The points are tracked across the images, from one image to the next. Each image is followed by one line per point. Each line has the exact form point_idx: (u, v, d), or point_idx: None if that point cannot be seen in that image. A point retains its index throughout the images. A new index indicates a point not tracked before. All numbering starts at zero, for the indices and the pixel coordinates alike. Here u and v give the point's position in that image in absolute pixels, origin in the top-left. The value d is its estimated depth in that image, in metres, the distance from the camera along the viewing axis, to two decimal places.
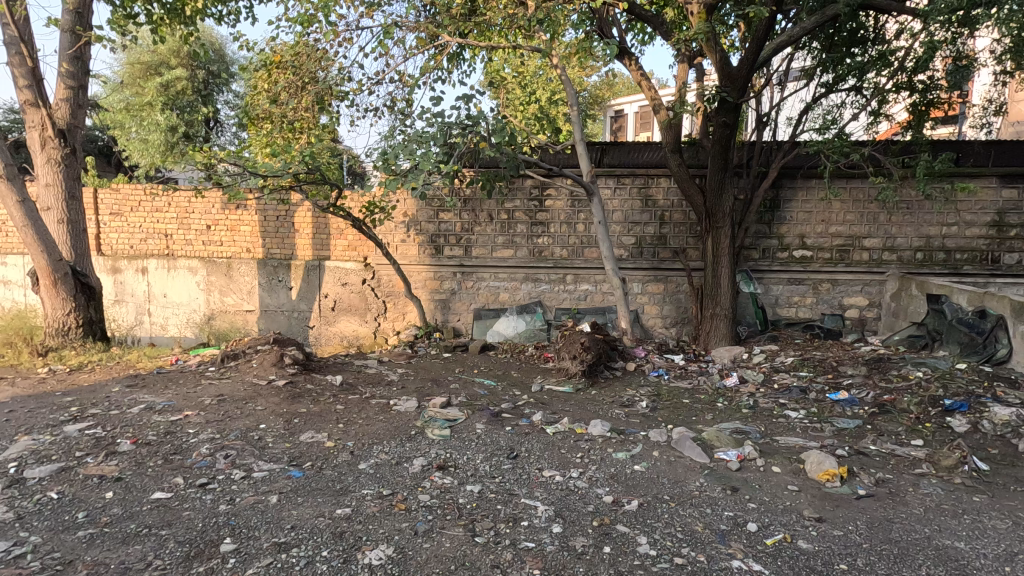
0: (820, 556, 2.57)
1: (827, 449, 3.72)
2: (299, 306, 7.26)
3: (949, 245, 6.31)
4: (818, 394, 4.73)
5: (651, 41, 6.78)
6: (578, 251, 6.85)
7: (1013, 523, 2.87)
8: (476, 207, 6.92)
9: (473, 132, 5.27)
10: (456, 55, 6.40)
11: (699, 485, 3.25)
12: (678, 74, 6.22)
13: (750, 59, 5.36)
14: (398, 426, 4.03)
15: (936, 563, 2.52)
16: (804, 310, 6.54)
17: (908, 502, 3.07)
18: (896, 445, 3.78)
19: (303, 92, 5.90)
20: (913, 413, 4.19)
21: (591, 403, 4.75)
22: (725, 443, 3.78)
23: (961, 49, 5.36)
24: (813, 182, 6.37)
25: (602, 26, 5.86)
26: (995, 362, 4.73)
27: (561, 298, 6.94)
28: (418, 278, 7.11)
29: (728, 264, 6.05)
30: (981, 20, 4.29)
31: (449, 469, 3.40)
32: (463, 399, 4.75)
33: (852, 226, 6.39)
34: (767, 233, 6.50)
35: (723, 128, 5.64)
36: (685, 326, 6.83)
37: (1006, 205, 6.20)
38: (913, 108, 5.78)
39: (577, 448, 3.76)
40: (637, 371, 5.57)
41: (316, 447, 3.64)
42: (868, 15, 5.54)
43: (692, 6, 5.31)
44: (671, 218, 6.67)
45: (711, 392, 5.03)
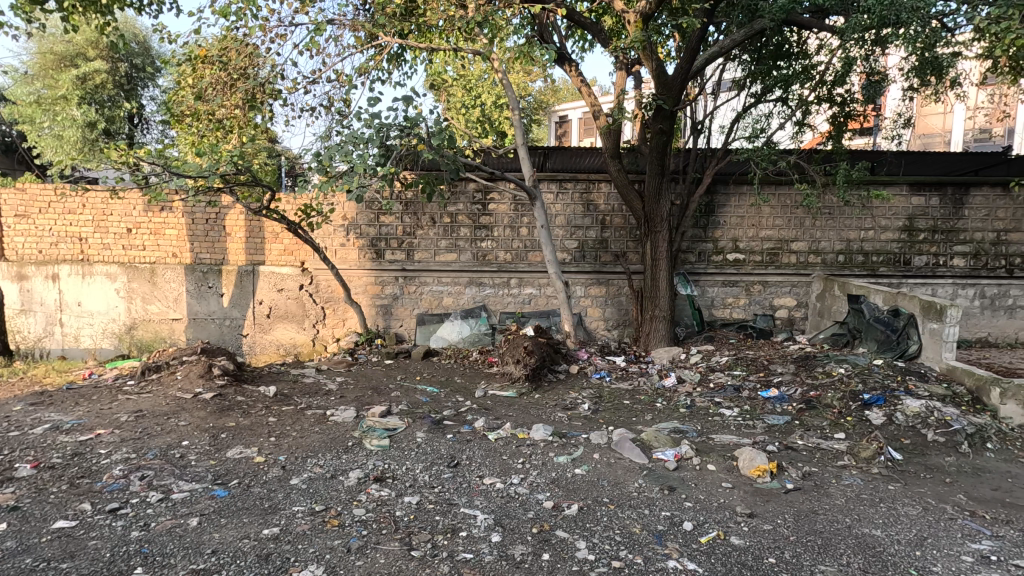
0: (750, 551, 2.64)
1: (759, 445, 3.85)
2: (231, 313, 6.90)
3: (866, 248, 6.74)
4: (751, 392, 4.92)
5: (591, 47, 6.88)
6: (521, 255, 6.85)
7: (922, 509, 3.06)
8: (418, 210, 6.81)
9: (412, 134, 5.17)
10: (396, 56, 6.32)
11: (638, 486, 3.30)
12: (617, 81, 6.33)
13: (684, 69, 5.53)
14: (335, 438, 3.88)
15: (856, 551, 2.65)
16: (737, 311, 6.82)
17: (831, 493, 3.23)
18: (821, 439, 3.97)
19: (232, 90, 5.61)
20: (836, 408, 4.41)
21: (534, 407, 4.75)
22: (663, 443, 3.86)
23: (874, 66, 5.62)
24: (744, 189, 6.65)
25: (543, 31, 5.91)
26: (907, 357, 5.05)
27: (506, 302, 6.92)
28: (358, 283, 6.91)
29: (667, 268, 6.21)
30: (890, 40, 4.56)
31: (387, 481, 3.30)
32: (404, 407, 4.64)
33: (780, 230, 6.71)
34: (702, 237, 6.73)
35: (660, 135, 5.79)
36: (626, 328, 6.97)
37: (915, 211, 6.68)
38: (834, 119, 6.14)
39: (518, 454, 3.74)
40: (580, 374, 5.62)
41: (244, 463, 3.45)
42: (792, 31, 5.82)
43: (629, 15, 5.41)
44: (612, 223, 6.79)
45: (651, 392, 5.15)
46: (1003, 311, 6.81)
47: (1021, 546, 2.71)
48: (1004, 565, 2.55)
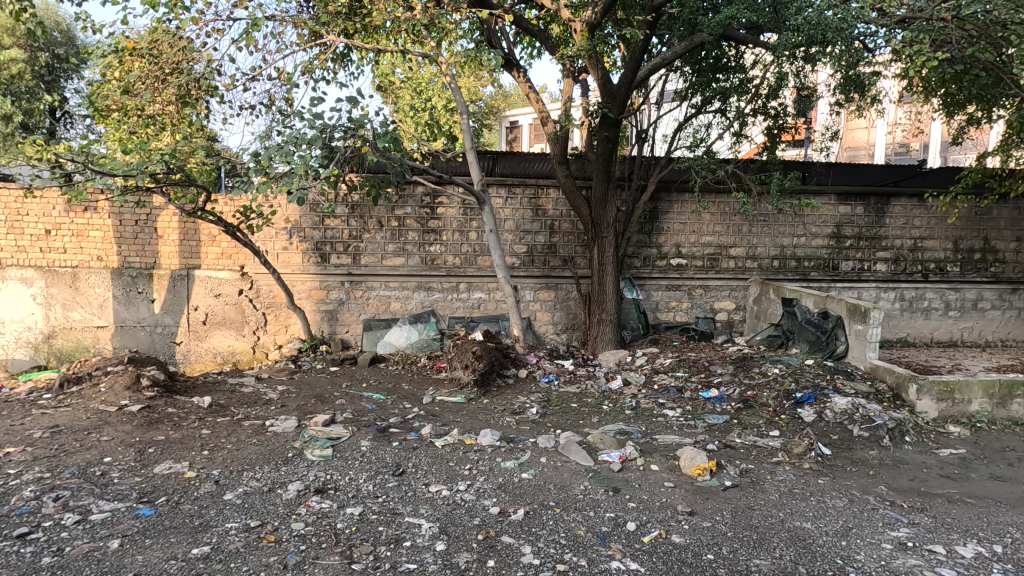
0: (690, 548, 2.72)
1: (699, 445, 3.97)
2: (163, 320, 6.53)
3: (798, 254, 7.10)
4: (692, 393, 5.08)
5: (539, 55, 6.96)
6: (470, 260, 6.83)
7: (848, 501, 3.24)
8: (365, 213, 6.66)
9: (357, 135, 5.06)
10: (341, 56, 6.20)
11: (583, 488, 3.33)
12: (565, 89, 6.42)
13: (628, 79, 5.68)
14: (273, 449, 3.73)
15: (788, 544, 2.76)
16: (680, 314, 7.03)
17: (766, 489, 3.36)
18: (757, 437, 4.14)
19: (164, 85, 5.34)
20: (771, 406, 4.61)
21: (482, 412, 4.73)
22: (608, 445, 3.92)
23: (804, 81, 5.94)
24: (686, 196, 6.88)
25: (490, 36, 5.93)
26: (836, 357, 5.34)
27: (455, 307, 6.87)
28: (302, 288, 6.69)
29: (613, 273, 6.34)
30: (818, 58, 4.83)
31: (328, 492, 3.19)
32: (349, 415, 4.51)
33: (720, 236, 6.98)
34: (647, 242, 6.91)
35: (606, 143, 5.91)
36: (574, 332, 7.05)
37: (842, 219, 7.10)
38: (768, 131, 6.44)
39: (465, 460, 3.71)
40: (528, 378, 5.64)
41: (173, 479, 3.26)
42: (730, 46, 6.08)
43: (575, 24, 5.50)
44: (560, 228, 6.88)
45: (597, 395, 5.23)
46: (920, 312, 7.32)
47: (934, 532, 2.90)
48: (919, 550, 2.72)
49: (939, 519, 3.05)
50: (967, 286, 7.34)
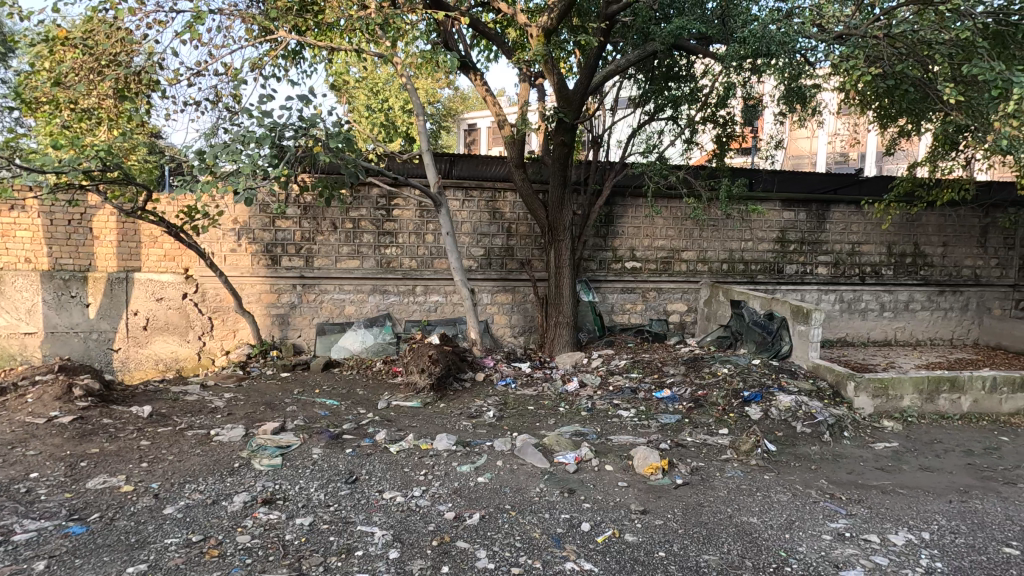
0: (642, 546, 2.76)
1: (652, 444, 4.05)
2: (99, 326, 6.18)
3: (746, 258, 7.37)
4: (646, 393, 5.18)
5: (496, 58, 6.97)
6: (427, 262, 6.76)
7: (792, 495, 3.37)
8: (318, 215, 6.50)
9: (308, 135, 4.94)
10: (293, 53, 6.05)
11: (539, 490, 3.34)
12: (521, 93, 6.46)
13: (583, 85, 5.76)
14: (219, 459, 3.58)
15: (736, 539, 2.85)
16: (635, 316, 7.16)
17: (715, 486, 3.46)
18: (707, 435, 4.26)
19: (100, 78, 5.07)
20: (720, 405, 4.76)
21: (438, 417, 4.68)
22: (564, 446, 3.96)
23: (750, 91, 6.17)
24: (640, 201, 7.04)
25: (447, 39, 5.90)
26: (780, 357, 5.56)
27: (411, 310, 6.78)
28: (251, 291, 6.46)
29: (569, 275, 6.41)
30: (763, 70, 5.03)
31: (276, 502, 3.08)
32: (300, 423, 4.38)
33: (672, 240, 7.17)
34: (603, 246, 7.02)
35: (562, 147, 5.98)
36: (531, 334, 7.08)
37: (786, 224, 7.42)
38: (717, 139, 6.66)
39: (421, 465, 3.66)
40: (485, 382, 5.63)
41: (108, 494, 3.08)
42: (682, 56, 6.25)
43: (531, 29, 5.54)
44: (518, 231, 6.91)
45: (554, 397, 5.26)
46: (858, 313, 7.72)
47: (869, 522, 3.06)
48: (856, 540, 2.86)
49: (875, 509, 3.22)
50: (900, 288, 7.78)
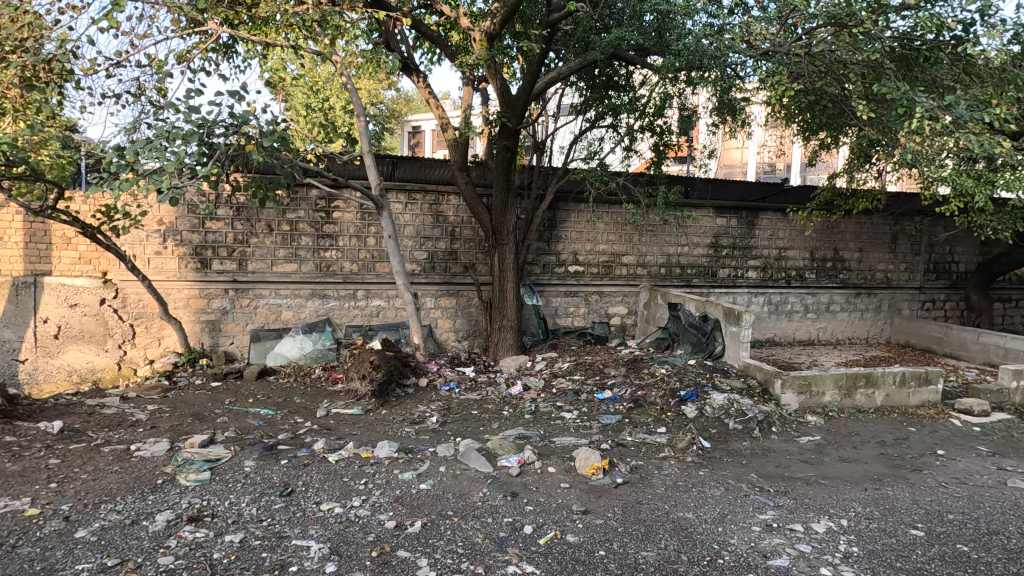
0: (584, 546, 2.80)
1: (594, 445, 4.13)
2: (3, 335, 5.66)
3: (682, 262, 7.66)
4: (588, 395, 5.27)
5: (440, 61, 6.93)
6: (369, 266, 6.62)
7: (724, 489, 3.52)
8: (252, 216, 6.22)
9: (240, 132, 4.72)
10: (225, 47, 5.80)
11: (482, 495, 3.33)
12: (465, 97, 6.46)
13: (526, 91, 5.82)
14: (140, 476, 3.35)
15: (672, 534, 2.94)
16: (578, 319, 7.29)
17: (653, 484, 3.56)
18: (646, 434, 4.38)
19: (5, 65, 4.67)
20: (658, 404, 4.91)
21: (380, 424, 4.58)
22: (507, 450, 3.96)
23: (686, 102, 6.43)
24: (581, 206, 7.18)
25: (388, 39, 5.82)
26: (714, 357, 5.81)
27: (352, 315, 6.61)
28: (178, 296, 6.10)
29: (513, 279, 6.43)
30: (698, 82, 5.25)
31: (204, 520, 2.91)
32: (231, 434, 4.17)
33: (613, 245, 7.36)
34: (546, 250, 7.11)
35: (505, 152, 6.02)
36: (476, 338, 7.06)
37: (719, 230, 7.77)
38: (655, 148, 6.89)
39: (361, 474, 3.56)
40: (428, 387, 5.56)
41: (10, 519, 2.81)
42: (621, 65, 6.40)
43: (474, 33, 5.54)
44: (462, 234, 6.90)
45: (498, 401, 5.26)
46: (785, 315, 8.18)
47: (794, 512, 3.23)
48: (782, 530, 3.02)
49: (799, 500, 3.40)
50: (821, 290, 8.30)
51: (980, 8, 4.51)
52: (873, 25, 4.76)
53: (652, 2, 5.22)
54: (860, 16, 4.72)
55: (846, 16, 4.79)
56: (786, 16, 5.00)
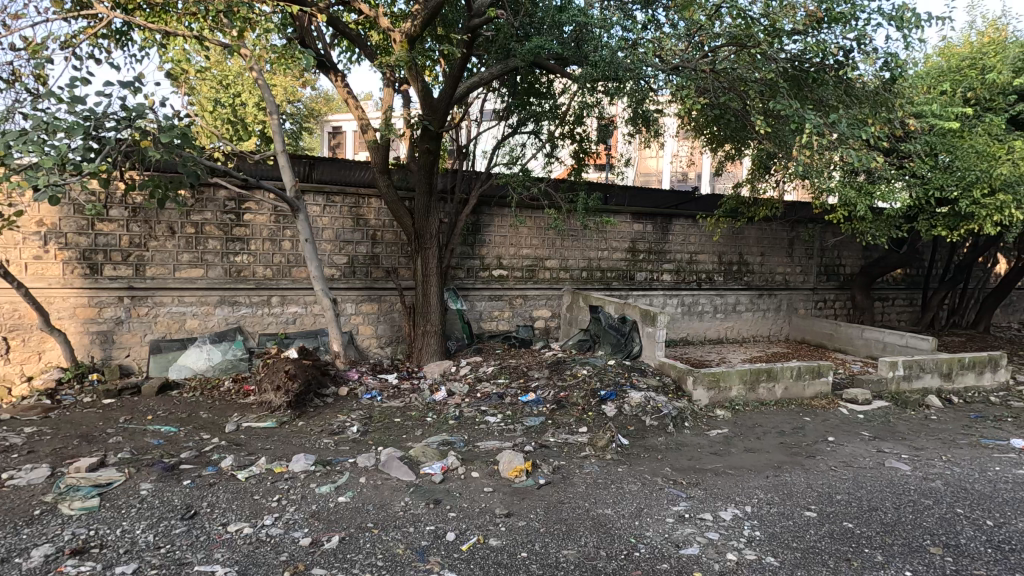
0: (506, 549, 2.81)
1: (518, 447, 4.17)
2: None
3: (602, 266, 7.91)
4: (512, 398, 5.31)
5: (359, 60, 6.76)
6: (284, 271, 6.31)
7: (641, 484, 3.66)
8: (151, 217, 5.75)
9: (135, 127, 4.35)
10: (119, 34, 5.35)
11: (404, 504, 3.25)
12: (385, 98, 6.33)
13: (448, 94, 5.80)
14: (13, 508, 2.99)
15: (592, 531, 3.01)
16: (502, 323, 7.33)
17: (575, 483, 3.64)
18: (568, 435, 4.47)
19: None
20: (580, 405, 5.03)
21: (296, 436, 4.37)
22: (431, 457, 3.90)
23: (604, 112, 6.66)
24: (504, 211, 7.24)
25: (303, 35, 5.61)
26: (632, 356, 6.05)
27: (266, 323, 6.27)
28: (62, 306, 5.52)
29: (437, 284, 6.37)
30: (614, 93, 5.46)
31: (90, 551, 2.64)
32: (125, 455, 3.82)
33: (536, 249, 7.47)
34: (470, 254, 7.11)
35: (428, 155, 5.96)
36: (399, 344, 6.91)
37: (636, 235, 8.11)
38: (575, 155, 7.08)
39: (274, 490, 3.38)
40: (349, 396, 5.38)
41: None
42: (541, 73, 6.54)
43: (394, 34, 5.43)
44: (383, 238, 6.74)
45: (422, 407, 5.18)
46: (696, 315, 8.66)
47: (704, 502, 3.42)
48: (694, 520, 3.18)
49: (709, 490, 3.60)
50: (729, 292, 8.87)
51: (857, 37, 5.00)
52: (769, 46, 5.14)
53: (570, 13, 5.36)
54: (758, 38, 5.11)
55: (745, 37, 5.18)
56: (693, 34, 5.31)
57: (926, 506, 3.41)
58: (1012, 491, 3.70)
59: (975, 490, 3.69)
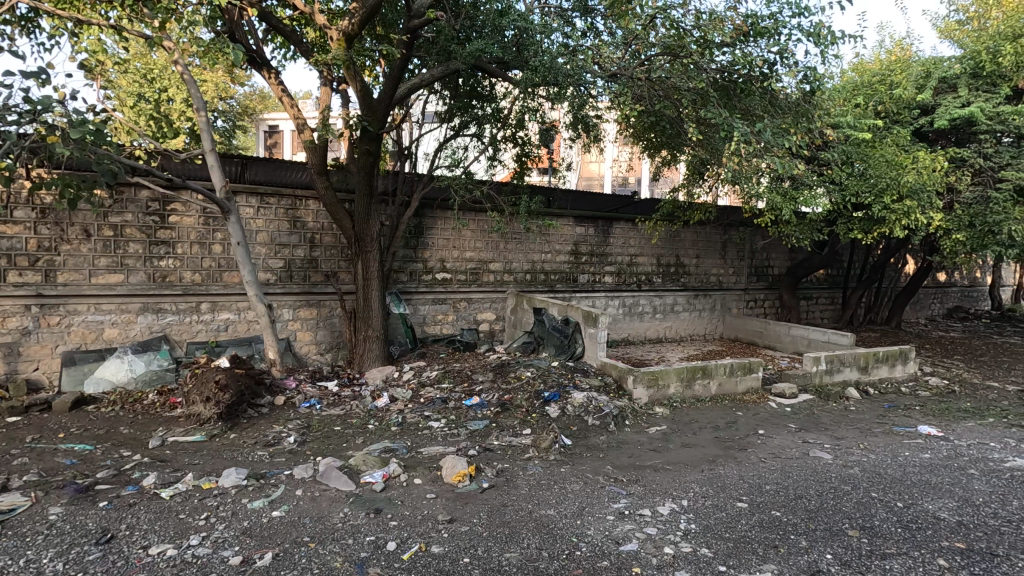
0: (448, 556, 2.77)
1: (461, 451, 4.14)
2: None
3: (546, 268, 8.00)
4: (456, 402, 5.27)
5: (295, 57, 6.53)
6: (214, 276, 6.00)
7: (583, 483, 3.71)
8: (64, 219, 5.34)
9: (41, 121, 4.03)
10: (24, 20, 4.94)
11: (343, 516, 3.15)
12: (323, 97, 6.14)
13: (388, 95, 5.70)
14: None
15: (534, 533, 3.03)
16: (446, 326, 7.27)
17: (518, 485, 3.65)
18: (511, 437, 4.49)
19: None
20: (524, 407, 5.05)
21: (228, 449, 4.16)
22: (372, 466, 3.81)
23: (545, 116, 6.73)
24: (447, 214, 7.19)
25: (233, 30, 5.37)
26: (575, 357, 6.14)
27: (195, 331, 5.94)
28: None
29: (379, 287, 6.23)
30: (555, 98, 5.53)
31: None
32: (32, 478, 3.51)
33: (479, 252, 7.46)
34: (413, 257, 7.01)
35: (368, 156, 5.84)
36: (340, 350, 6.72)
37: (578, 238, 8.25)
38: (517, 158, 7.12)
39: (202, 508, 3.19)
40: (286, 405, 5.18)
41: None
42: (483, 77, 6.54)
43: (331, 32, 5.26)
44: (322, 241, 6.54)
45: (363, 414, 5.05)
46: (637, 315, 8.90)
47: (643, 498, 3.51)
48: (633, 516, 3.25)
49: (648, 486, 3.70)
50: (667, 293, 9.18)
51: (780, 51, 5.30)
52: (700, 57, 5.37)
53: (510, 18, 5.39)
54: (690, 49, 5.41)
55: (678, 47, 5.45)
56: (630, 42, 5.45)
57: (845, 492, 3.64)
58: (919, 474, 4.01)
59: (888, 475, 3.97)
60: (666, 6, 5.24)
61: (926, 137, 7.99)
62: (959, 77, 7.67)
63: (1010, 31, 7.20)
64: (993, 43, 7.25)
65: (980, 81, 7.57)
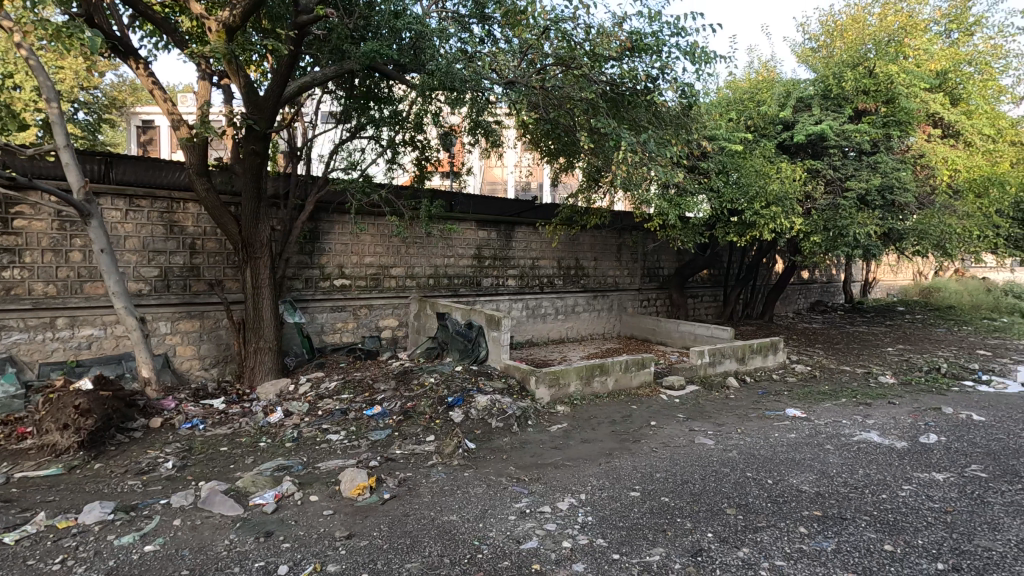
0: (345, 573, 2.67)
1: (362, 463, 4.01)
2: None
3: (449, 273, 7.97)
4: (357, 412, 5.09)
5: (169, 49, 6.03)
6: (73, 287, 5.34)
7: (486, 486, 3.73)
8: None
9: None
10: None
11: (228, 543, 2.93)
12: (202, 93, 5.70)
13: (276, 92, 5.40)
14: None
15: (436, 540, 2.99)
16: (346, 334, 7.02)
17: (420, 493, 3.59)
18: (415, 445, 4.42)
19: None
20: (427, 413, 5.00)
21: (92, 481, 3.72)
22: (262, 486, 3.57)
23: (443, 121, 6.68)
24: (344, 218, 6.93)
25: (92, 12, 4.83)
26: (479, 361, 6.18)
27: (49, 350, 5.25)
28: None
29: (270, 296, 5.87)
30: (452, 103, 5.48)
31: None
32: None
33: (380, 257, 7.27)
34: (308, 263, 6.69)
35: (254, 156, 5.48)
36: (228, 364, 6.26)
37: (481, 242, 8.31)
38: (417, 161, 7.03)
39: (57, 550, 2.83)
40: (163, 428, 4.72)
41: None
42: (380, 78, 6.32)
43: (209, 22, 4.93)
44: (204, 248, 6.05)
45: (254, 432, 4.73)
46: (540, 317, 9.13)
47: (544, 495, 3.60)
48: (534, 514, 3.32)
49: (549, 484, 3.80)
50: (568, 294, 9.50)
51: (662, 67, 5.69)
52: (591, 68, 5.63)
53: (405, 20, 5.30)
54: (581, 61, 5.61)
55: (570, 58, 5.64)
56: (525, 51, 5.66)
57: (724, 473, 3.97)
58: (786, 451, 4.48)
59: (760, 455, 4.39)
60: (557, 18, 5.47)
61: (789, 149, 8.94)
62: (813, 98, 8.69)
63: (851, 60, 8.31)
64: (837, 69, 8.32)
65: (829, 102, 8.62)
